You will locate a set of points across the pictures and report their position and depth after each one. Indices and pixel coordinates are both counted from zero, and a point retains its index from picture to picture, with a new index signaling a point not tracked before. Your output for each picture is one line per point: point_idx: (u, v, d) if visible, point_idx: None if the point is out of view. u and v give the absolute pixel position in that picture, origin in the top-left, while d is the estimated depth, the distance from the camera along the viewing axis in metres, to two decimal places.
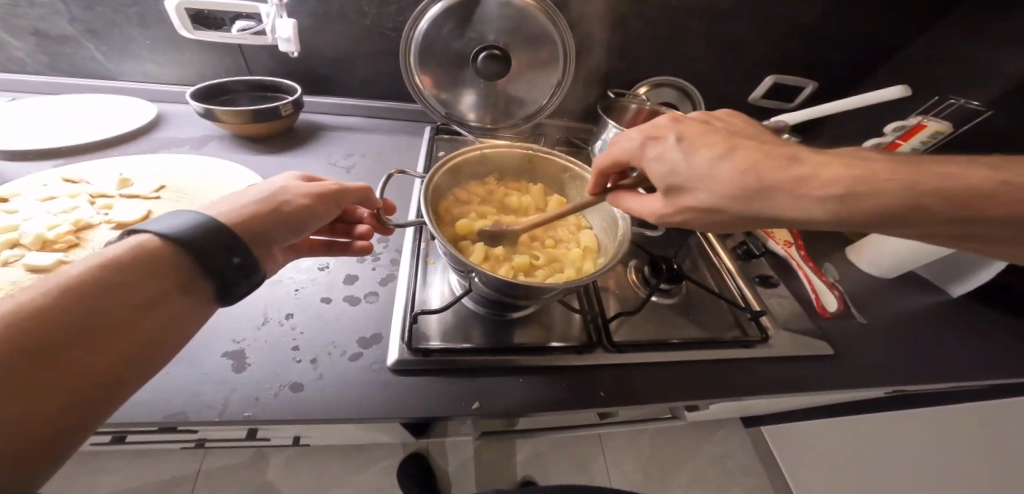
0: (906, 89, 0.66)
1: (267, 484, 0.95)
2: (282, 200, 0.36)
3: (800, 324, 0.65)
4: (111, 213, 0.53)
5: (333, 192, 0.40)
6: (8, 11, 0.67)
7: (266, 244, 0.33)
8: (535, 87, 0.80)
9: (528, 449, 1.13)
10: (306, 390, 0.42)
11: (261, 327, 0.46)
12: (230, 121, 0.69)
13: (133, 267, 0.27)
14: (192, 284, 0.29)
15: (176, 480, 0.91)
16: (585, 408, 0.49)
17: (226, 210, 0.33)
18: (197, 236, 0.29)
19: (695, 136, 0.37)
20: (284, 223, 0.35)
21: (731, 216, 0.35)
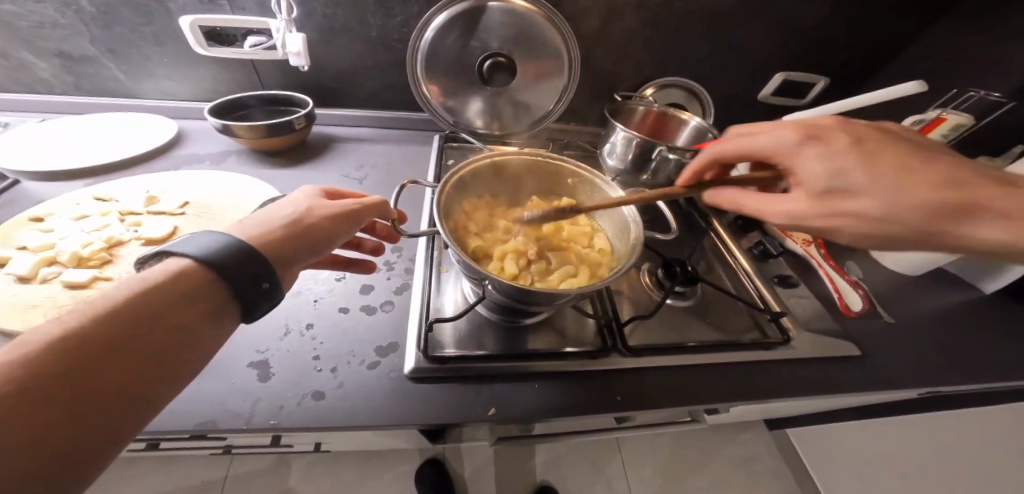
0: (925, 82, 0.62)
1: (291, 489, 0.96)
2: (303, 220, 0.36)
3: (822, 325, 0.63)
4: (142, 229, 0.55)
5: (353, 210, 0.40)
6: (34, 35, 0.70)
7: (289, 265, 0.34)
8: (542, 92, 0.80)
9: (544, 453, 1.12)
10: (328, 399, 0.42)
11: (283, 338, 0.47)
12: (247, 136, 0.71)
13: (165, 290, 0.28)
14: (222, 305, 0.30)
15: (203, 485, 0.93)
16: (603, 413, 0.49)
17: (249, 230, 0.34)
18: (225, 257, 0.30)
19: (872, 146, 0.36)
20: (305, 242, 0.35)
21: (899, 228, 0.36)
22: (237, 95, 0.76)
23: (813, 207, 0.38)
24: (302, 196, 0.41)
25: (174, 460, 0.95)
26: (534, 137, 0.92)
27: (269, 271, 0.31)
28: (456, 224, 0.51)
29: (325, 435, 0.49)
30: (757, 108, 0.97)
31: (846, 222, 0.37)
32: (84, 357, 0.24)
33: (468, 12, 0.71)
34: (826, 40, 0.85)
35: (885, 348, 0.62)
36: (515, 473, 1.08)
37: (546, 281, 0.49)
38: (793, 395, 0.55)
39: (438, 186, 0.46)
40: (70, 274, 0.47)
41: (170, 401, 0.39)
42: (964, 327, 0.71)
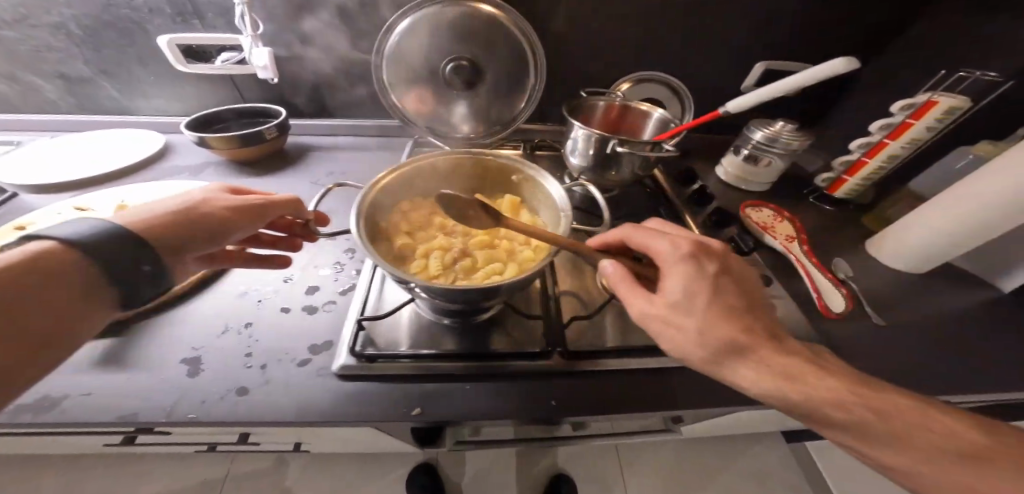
0: (857, 60, 0.54)
1: (286, 488, 0.98)
2: (200, 212, 0.39)
3: (796, 326, 0.59)
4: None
5: (256, 206, 0.43)
6: (40, 61, 0.77)
7: (179, 251, 0.37)
8: (507, 93, 0.81)
9: (540, 462, 1.09)
10: (251, 394, 0.43)
11: (220, 336, 0.48)
12: (222, 147, 0.75)
13: (32, 268, 0.29)
14: (98, 286, 0.31)
15: (205, 483, 0.96)
16: (537, 416, 0.47)
17: (139, 220, 0.36)
18: (107, 240, 0.32)
19: (726, 290, 0.37)
20: (199, 233, 0.38)
21: (705, 357, 0.35)
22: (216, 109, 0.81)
23: (660, 311, 0.36)
24: (197, 191, 0.43)
25: (178, 459, 0.99)
26: (507, 139, 0.92)
27: (157, 256, 0.34)
28: (389, 223, 0.50)
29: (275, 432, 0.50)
30: (741, 101, 0.93)
31: (676, 335, 0.35)
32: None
33: (428, 17, 0.72)
34: (805, 25, 0.81)
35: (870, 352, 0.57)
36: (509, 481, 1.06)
37: (472, 278, 0.47)
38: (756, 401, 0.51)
39: (364, 185, 0.46)
40: None
41: (99, 394, 0.41)
42: (976, 329, 0.64)
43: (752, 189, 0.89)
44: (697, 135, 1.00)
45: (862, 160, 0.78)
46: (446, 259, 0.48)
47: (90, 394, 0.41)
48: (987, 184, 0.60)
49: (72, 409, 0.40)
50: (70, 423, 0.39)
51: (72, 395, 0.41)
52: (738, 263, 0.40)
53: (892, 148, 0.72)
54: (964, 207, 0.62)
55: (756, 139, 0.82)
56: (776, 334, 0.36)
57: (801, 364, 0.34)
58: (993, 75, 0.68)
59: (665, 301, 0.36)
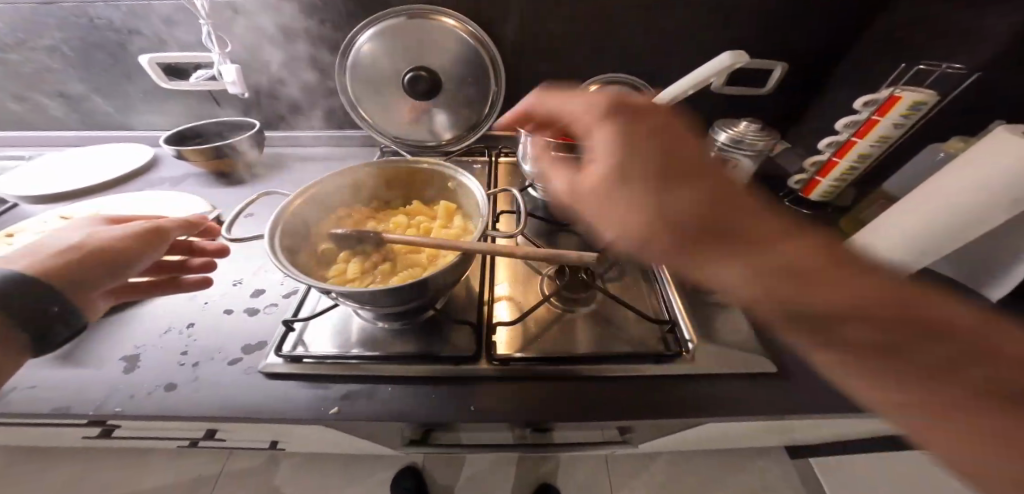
0: (744, 52, 0.55)
1: (275, 487, 1.01)
2: (94, 245, 0.41)
3: (739, 335, 0.57)
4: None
5: (153, 230, 0.45)
6: (47, 83, 0.86)
7: (85, 286, 0.39)
8: (467, 99, 0.84)
9: (524, 470, 1.08)
10: (178, 390, 0.46)
11: (162, 334, 0.51)
12: (198, 159, 0.80)
13: None
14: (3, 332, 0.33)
15: (201, 479, 1.01)
16: (453, 421, 0.47)
17: (30, 264, 0.37)
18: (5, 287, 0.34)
19: (641, 138, 0.36)
20: (101, 265, 0.40)
21: (638, 223, 0.33)
22: (196, 124, 0.86)
23: (582, 182, 0.37)
24: (76, 228, 0.44)
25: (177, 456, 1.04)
26: (473, 146, 0.93)
27: (59, 293, 0.36)
28: (320, 228, 0.52)
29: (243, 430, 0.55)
30: (710, 102, 0.91)
31: (616, 212, 0.34)
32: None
33: (384, 32, 0.75)
34: (763, 22, 0.79)
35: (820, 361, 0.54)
36: (493, 487, 1.06)
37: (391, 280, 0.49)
38: (687, 412, 0.49)
39: (291, 195, 0.48)
40: None
41: (42, 387, 0.45)
42: None
43: None
44: None
45: (833, 160, 0.75)
46: (371, 263, 0.50)
47: (35, 387, 0.45)
48: (955, 179, 0.56)
49: (16, 400, 0.43)
50: (12, 412, 0.42)
51: (19, 387, 0.45)
52: (667, 117, 0.38)
53: (861, 147, 0.70)
54: (935, 207, 0.58)
55: (722, 140, 0.80)
56: (725, 191, 0.33)
57: (749, 224, 0.31)
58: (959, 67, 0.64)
59: (589, 168, 0.37)
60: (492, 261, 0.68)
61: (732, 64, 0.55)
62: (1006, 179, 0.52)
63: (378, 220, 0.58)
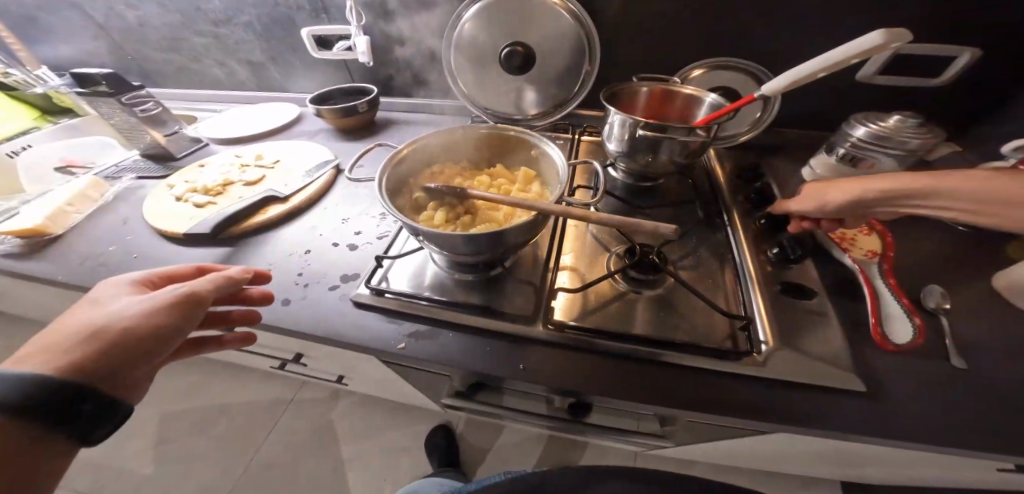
0: (903, 31, 0.44)
1: (330, 421, 1.17)
2: (125, 328, 0.38)
3: (826, 349, 0.50)
4: (245, 174, 0.82)
5: (189, 296, 0.42)
6: (236, 51, 1.09)
7: (121, 374, 0.37)
8: (562, 77, 0.86)
9: (552, 455, 1.11)
10: (291, 304, 0.57)
11: (288, 257, 0.65)
12: (331, 117, 0.95)
13: None
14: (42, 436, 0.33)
15: (278, 402, 1.21)
16: (500, 373, 0.51)
17: (56, 361, 0.35)
18: (30, 400, 0.32)
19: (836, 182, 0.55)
20: (133, 353, 0.38)
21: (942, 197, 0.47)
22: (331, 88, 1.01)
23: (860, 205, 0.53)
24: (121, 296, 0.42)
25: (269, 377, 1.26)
26: (559, 122, 0.95)
27: (92, 392, 0.35)
28: (416, 178, 0.59)
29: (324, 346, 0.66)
30: (847, 90, 0.79)
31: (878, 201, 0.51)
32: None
33: (490, 8, 0.79)
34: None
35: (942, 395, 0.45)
36: (519, 461, 1.11)
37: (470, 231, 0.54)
38: (743, 415, 0.46)
39: (399, 146, 0.56)
40: (198, 198, 0.75)
41: None
42: None
43: None
44: (785, 128, 0.88)
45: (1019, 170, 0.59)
46: (454, 212, 0.56)
47: None
48: None
49: None
50: None
51: None
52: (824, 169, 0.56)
53: None
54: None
55: (859, 135, 0.70)
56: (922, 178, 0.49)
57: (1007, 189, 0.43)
58: None
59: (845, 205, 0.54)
60: (563, 233, 0.69)
61: (875, 47, 0.45)
62: None
63: (464, 176, 0.63)
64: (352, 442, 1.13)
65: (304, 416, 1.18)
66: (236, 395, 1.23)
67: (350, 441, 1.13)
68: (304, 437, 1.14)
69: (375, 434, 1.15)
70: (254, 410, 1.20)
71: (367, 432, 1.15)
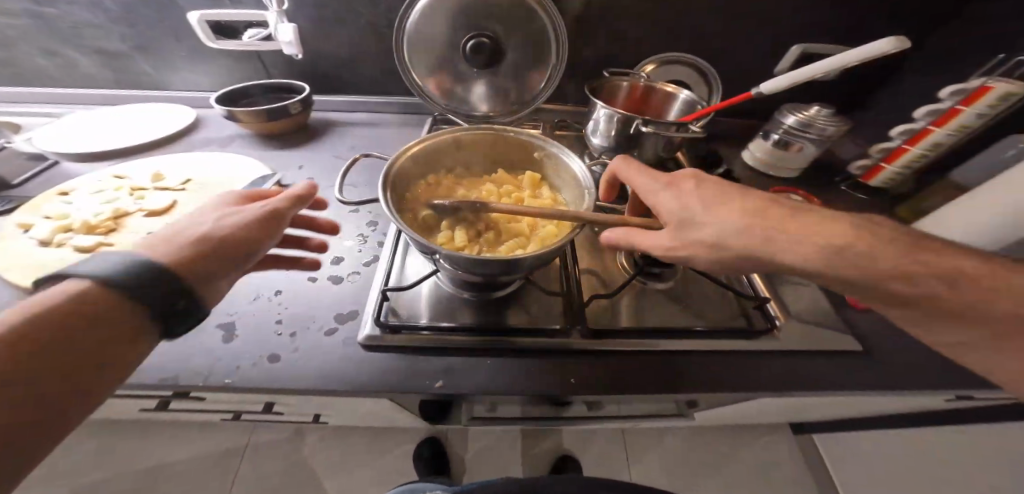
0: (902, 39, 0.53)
1: (302, 458, 1.00)
2: (219, 231, 0.38)
3: (820, 314, 0.58)
4: (145, 202, 0.61)
5: (275, 213, 0.43)
6: (83, 34, 0.81)
7: (212, 276, 0.35)
8: (526, 73, 0.80)
9: (545, 445, 1.12)
10: (282, 361, 0.44)
11: (253, 301, 0.50)
12: (250, 121, 0.77)
13: (46, 332, 0.26)
14: (123, 335, 0.29)
15: (225, 452, 0.98)
16: (554, 394, 0.48)
17: (162, 252, 0.34)
18: (137, 280, 0.30)
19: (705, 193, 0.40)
20: (230, 256, 0.37)
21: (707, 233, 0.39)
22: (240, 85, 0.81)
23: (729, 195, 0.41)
24: (212, 209, 0.42)
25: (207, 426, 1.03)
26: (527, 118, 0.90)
27: (186, 287, 0.32)
28: (412, 193, 0.52)
29: (305, 404, 0.51)
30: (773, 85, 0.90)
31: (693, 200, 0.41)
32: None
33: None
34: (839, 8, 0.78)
35: (908, 339, 0.55)
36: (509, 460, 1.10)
37: (496, 252, 0.48)
38: (780, 387, 0.50)
39: (393, 156, 0.47)
40: (80, 239, 0.53)
41: None
42: None
43: (780, 175, 0.86)
44: (722, 119, 0.98)
45: (902, 147, 0.76)
46: (474, 231, 0.49)
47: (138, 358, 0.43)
48: None
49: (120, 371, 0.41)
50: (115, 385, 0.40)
51: None
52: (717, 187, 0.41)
53: (936, 136, 0.71)
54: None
55: (789, 123, 0.80)
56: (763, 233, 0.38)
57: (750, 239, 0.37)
58: None
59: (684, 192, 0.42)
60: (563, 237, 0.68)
61: (894, 49, 0.52)
62: None
63: (460, 185, 0.57)
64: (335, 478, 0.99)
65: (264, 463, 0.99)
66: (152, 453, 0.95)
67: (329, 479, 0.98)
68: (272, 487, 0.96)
69: (351, 470, 1.01)
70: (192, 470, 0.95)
71: (347, 465, 1.01)
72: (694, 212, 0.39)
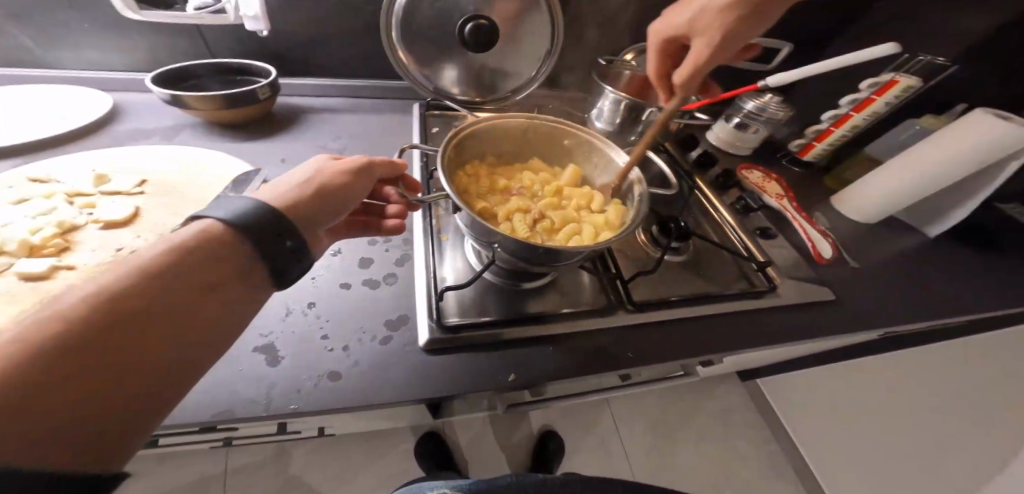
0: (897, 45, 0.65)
1: (294, 478, 0.99)
2: (322, 180, 0.37)
3: (799, 273, 0.70)
4: (94, 213, 0.42)
5: (368, 166, 0.42)
6: None
7: (312, 224, 0.34)
8: (523, 57, 0.76)
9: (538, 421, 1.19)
10: (346, 378, 0.40)
11: (285, 318, 0.43)
12: (201, 108, 0.56)
13: (194, 253, 0.27)
14: (253, 270, 0.30)
15: (204, 480, 0.94)
16: (614, 369, 0.51)
17: (274, 197, 0.34)
18: (255, 219, 0.30)
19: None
20: (327, 205, 0.36)
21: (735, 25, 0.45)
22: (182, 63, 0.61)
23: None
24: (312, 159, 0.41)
25: (180, 456, 0.94)
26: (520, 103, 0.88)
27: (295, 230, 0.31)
28: (457, 183, 0.52)
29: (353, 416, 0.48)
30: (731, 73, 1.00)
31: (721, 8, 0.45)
32: (140, 304, 0.24)
33: None
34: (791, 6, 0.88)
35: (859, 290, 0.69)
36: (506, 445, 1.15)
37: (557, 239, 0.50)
38: (782, 337, 0.60)
39: (443, 146, 0.46)
40: (24, 264, 0.36)
41: None
42: (917, 268, 0.81)
43: (739, 152, 0.95)
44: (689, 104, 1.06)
45: (830, 129, 0.89)
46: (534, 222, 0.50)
47: None
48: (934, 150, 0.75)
49: None
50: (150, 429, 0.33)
51: None
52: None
53: (856, 120, 0.85)
54: (934, 154, 0.76)
55: (748, 107, 0.88)
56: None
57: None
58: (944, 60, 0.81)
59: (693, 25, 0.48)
60: None
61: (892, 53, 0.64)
62: (978, 146, 0.71)
63: (496, 170, 0.57)
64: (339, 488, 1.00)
65: (252, 484, 0.96)
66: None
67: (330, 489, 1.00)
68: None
69: (353, 474, 1.03)
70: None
71: (347, 476, 1.02)
72: (691, 13, 0.48)
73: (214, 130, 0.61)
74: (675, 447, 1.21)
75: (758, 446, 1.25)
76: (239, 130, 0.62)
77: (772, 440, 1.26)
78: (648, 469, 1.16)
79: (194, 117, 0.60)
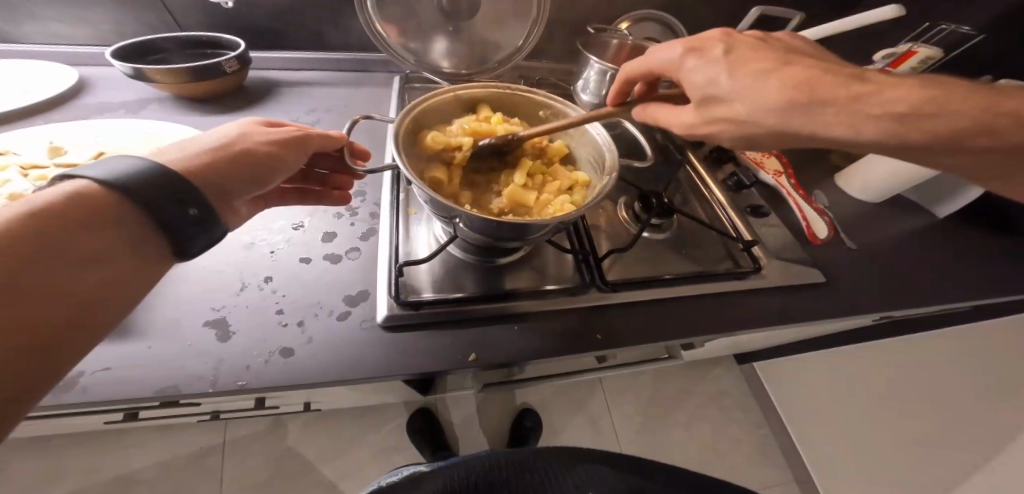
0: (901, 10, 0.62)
1: (290, 448, 1.02)
2: (236, 147, 0.34)
3: (791, 254, 0.67)
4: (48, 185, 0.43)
5: (297, 138, 0.39)
6: None
7: (226, 195, 0.32)
8: (507, 26, 0.72)
9: (531, 398, 1.20)
10: (298, 354, 0.40)
11: (240, 293, 0.44)
12: (166, 82, 0.56)
13: (68, 212, 0.24)
14: (145, 242, 0.27)
15: (205, 450, 0.98)
16: (584, 350, 0.50)
17: (171, 159, 0.30)
18: (140, 183, 0.26)
19: None
20: (252, 174, 0.34)
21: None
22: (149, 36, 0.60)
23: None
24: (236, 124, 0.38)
25: (179, 427, 0.98)
26: (506, 76, 0.84)
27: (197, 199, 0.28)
28: (421, 148, 0.52)
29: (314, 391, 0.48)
30: None
31: None
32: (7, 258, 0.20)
33: None
34: None
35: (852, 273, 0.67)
36: (496, 424, 1.16)
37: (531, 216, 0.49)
38: (766, 320, 0.58)
39: (397, 116, 0.45)
40: None
41: (113, 367, 0.36)
42: (922, 251, 0.77)
43: None
44: None
45: None
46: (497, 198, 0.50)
47: (112, 369, 0.36)
48: None
49: (96, 386, 0.35)
50: (97, 401, 0.35)
51: (88, 371, 0.36)
52: None
53: None
54: None
55: None
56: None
57: None
58: (967, 29, 0.79)
59: None
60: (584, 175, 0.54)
61: (893, 17, 0.61)
62: None
63: None
64: (329, 461, 1.03)
65: (248, 457, 1.00)
66: (112, 466, 0.91)
67: (323, 462, 1.03)
68: (266, 479, 0.98)
69: (347, 448, 1.05)
70: (179, 468, 0.95)
71: (338, 448, 1.05)
72: None
73: (182, 105, 0.60)
74: (666, 429, 1.20)
75: (751, 429, 1.24)
76: (209, 105, 0.61)
77: (763, 423, 1.24)
78: (637, 449, 1.16)
79: (160, 92, 0.59)
